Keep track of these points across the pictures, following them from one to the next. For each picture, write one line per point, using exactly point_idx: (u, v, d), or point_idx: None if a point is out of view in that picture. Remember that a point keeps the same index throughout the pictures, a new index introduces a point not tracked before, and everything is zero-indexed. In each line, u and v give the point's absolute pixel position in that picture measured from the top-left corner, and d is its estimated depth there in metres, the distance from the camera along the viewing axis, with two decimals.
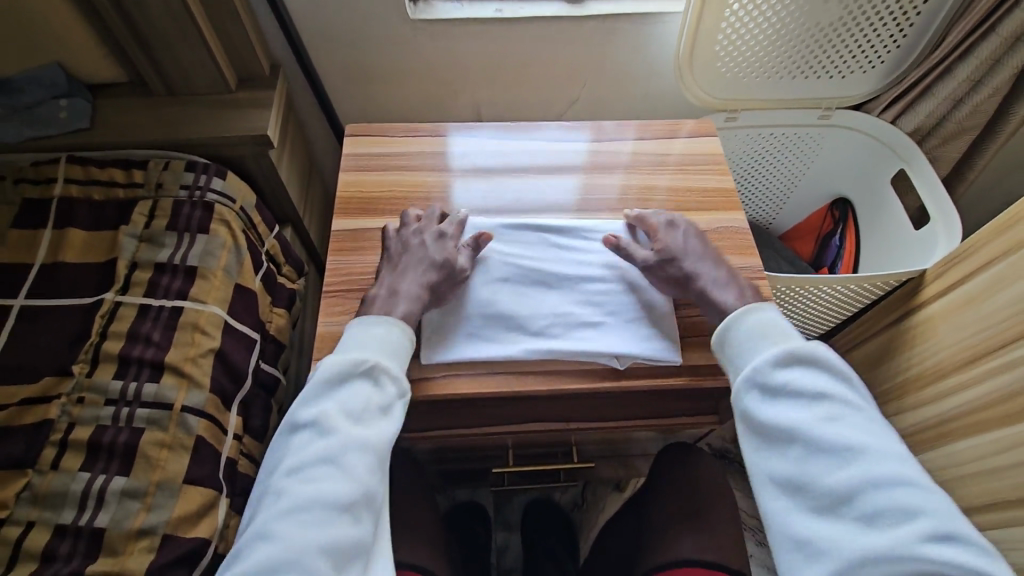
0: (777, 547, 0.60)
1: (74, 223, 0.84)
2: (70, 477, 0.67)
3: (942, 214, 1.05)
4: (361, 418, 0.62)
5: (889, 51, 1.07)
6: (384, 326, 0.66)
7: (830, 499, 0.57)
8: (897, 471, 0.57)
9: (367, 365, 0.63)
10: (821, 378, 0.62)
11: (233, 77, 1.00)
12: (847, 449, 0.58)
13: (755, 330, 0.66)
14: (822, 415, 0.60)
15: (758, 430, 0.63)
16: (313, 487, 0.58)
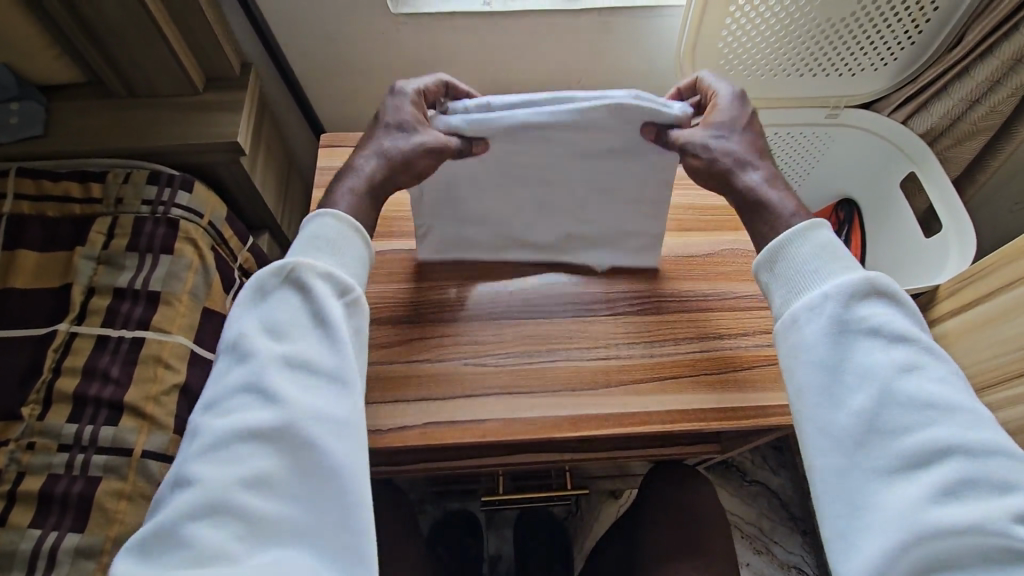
0: (826, 510, 0.50)
1: (25, 244, 0.77)
2: (19, 535, 0.62)
3: (952, 221, 0.99)
4: (287, 334, 0.52)
5: (904, 48, 1.00)
6: (322, 221, 0.57)
7: (906, 460, 0.48)
8: (991, 440, 0.47)
9: (296, 268, 0.53)
10: (900, 320, 0.52)
11: (199, 78, 0.91)
12: (931, 407, 0.48)
13: (822, 251, 0.56)
14: (902, 362, 0.50)
15: (814, 368, 0.52)
16: (231, 418, 0.48)
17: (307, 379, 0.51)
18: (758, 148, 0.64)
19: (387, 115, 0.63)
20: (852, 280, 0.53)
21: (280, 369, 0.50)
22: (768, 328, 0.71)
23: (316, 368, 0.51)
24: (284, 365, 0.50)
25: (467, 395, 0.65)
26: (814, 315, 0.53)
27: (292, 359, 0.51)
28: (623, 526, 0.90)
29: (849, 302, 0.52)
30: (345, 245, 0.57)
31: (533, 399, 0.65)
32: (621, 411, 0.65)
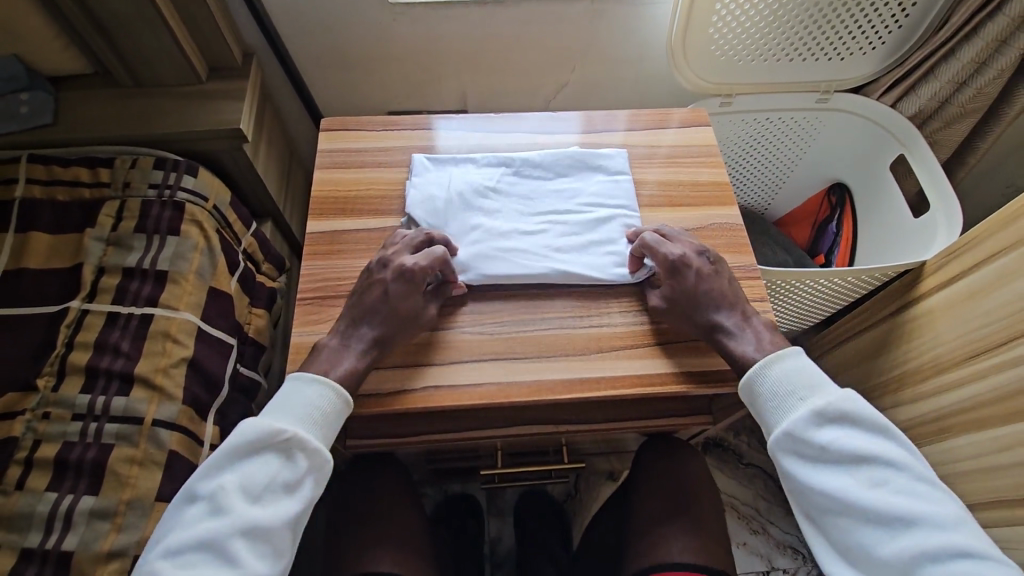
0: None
1: (38, 226, 0.80)
2: (36, 498, 0.65)
3: (941, 201, 1.01)
4: (260, 496, 0.57)
5: (890, 32, 1.02)
6: (318, 389, 0.61)
7: (889, 571, 0.55)
8: (957, 542, 0.54)
9: (286, 436, 0.58)
10: (860, 438, 0.59)
11: (203, 67, 0.94)
12: (897, 520, 0.56)
13: (790, 386, 0.62)
14: (866, 481, 0.58)
15: (798, 494, 0.61)
16: (190, 572, 0.53)
17: (272, 531, 0.56)
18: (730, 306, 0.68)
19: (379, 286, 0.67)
20: (815, 409, 0.60)
21: (248, 521, 0.55)
22: (754, 298, 0.73)
23: (280, 517, 0.57)
24: (250, 517, 0.55)
25: (464, 360, 0.68)
26: (789, 450, 0.61)
27: (260, 513, 0.56)
28: (620, 500, 0.93)
29: (815, 431, 0.60)
30: (332, 419, 0.62)
31: (528, 364, 0.68)
32: (610, 375, 0.67)
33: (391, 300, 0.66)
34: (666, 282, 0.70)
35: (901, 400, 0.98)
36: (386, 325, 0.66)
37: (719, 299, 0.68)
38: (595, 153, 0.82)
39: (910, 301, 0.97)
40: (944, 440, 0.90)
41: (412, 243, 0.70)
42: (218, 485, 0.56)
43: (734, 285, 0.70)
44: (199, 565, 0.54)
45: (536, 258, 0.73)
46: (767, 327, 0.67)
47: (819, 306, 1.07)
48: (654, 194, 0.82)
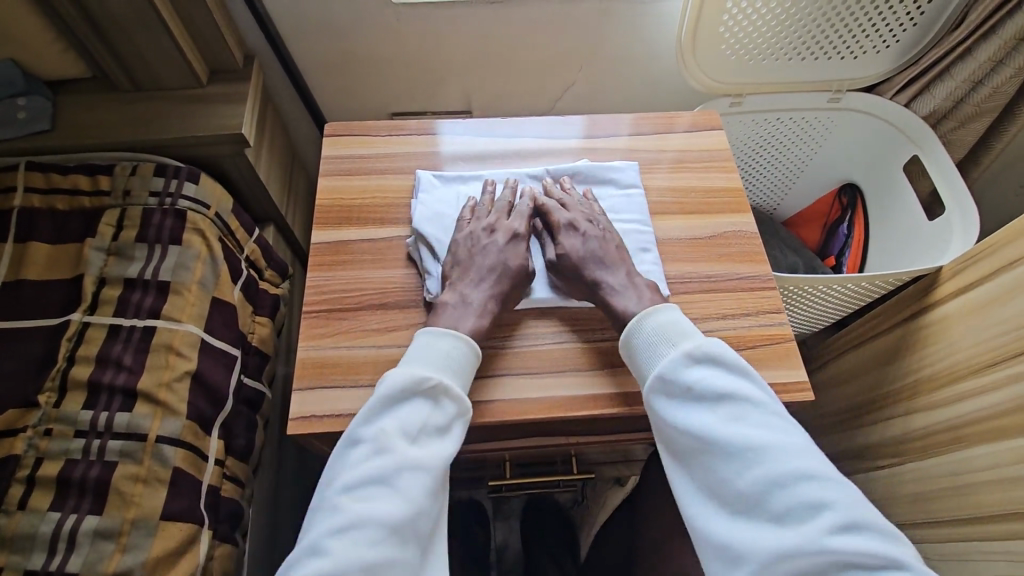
0: (701, 555, 0.57)
1: (36, 236, 0.78)
2: (39, 518, 0.63)
3: (956, 204, 0.99)
4: (418, 438, 0.58)
5: (905, 30, 1.00)
6: (452, 340, 0.63)
7: (742, 501, 0.55)
8: (802, 466, 0.54)
9: (434, 383, 0.60)
10: (721, 377, 0.59)
11: (204, 71, 0.92)
12: (750, 449, 0.55)
13: (656, 334, 0.63)
14: (725, 416, 0.57)
15: (667, 437, 0.60)
16: (366, 506, 0.54)
17: (435, 472, 0.57)
18: (604, 263, 0.70)
19: (476, 255, 0.70)
20: (684, 352, 0.61)
21: (413, 461, 0.56)
22: (770, 309, 0.72)
23: (440, 458, 0.57)
24: (414, 457, 0.56)
25: (472, 376, 0.66)
26: (658, 394, 0.61)
27: (422, 453, 0.57)
28: (629, 511, 0.91)
29: (682, 371, 0.60)
30: (467, 368, 0.63)
31: (538, 381, 0.66)
32: (623, 390, 0.66)
33: (496, 255, 0.69)
34: (562, 235, 0.71)
35: (912, 408, 0.96)
36: (500, 277, 0.68)
37: (605, 259, 0.70)
38: (604, 166, 0.81)
39: (925, 307, 0.95)
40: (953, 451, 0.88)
41: (504, 207, 0.74)
42: (383, 427, 0.57)
43: (622, 250, 0.72)
44: (371, 500, 0.54)
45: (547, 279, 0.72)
46: (649, 286, 0.69)
47: (831, 311, 1.05)
48: (666, 202, 0.80)
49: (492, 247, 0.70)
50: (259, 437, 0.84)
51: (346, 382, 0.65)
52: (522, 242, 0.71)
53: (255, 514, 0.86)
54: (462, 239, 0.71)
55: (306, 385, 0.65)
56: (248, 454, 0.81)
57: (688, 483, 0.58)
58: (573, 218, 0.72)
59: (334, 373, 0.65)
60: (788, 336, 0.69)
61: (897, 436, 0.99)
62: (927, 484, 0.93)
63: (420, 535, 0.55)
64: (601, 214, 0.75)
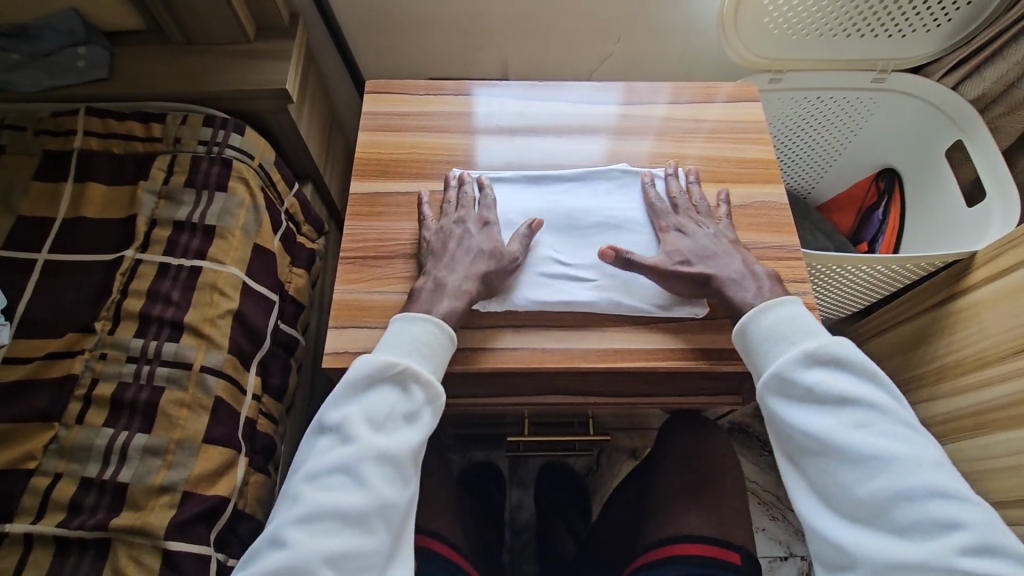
0: (811, 553, 0.58)
1: (94, 177, 0.83)
2: (94, 433, 0.69)
3: (999, 190, 0.96)
4: (383, 426, 0.57)
5: (958, 8, 0.97)
6: (422, 326, 0.62)
7: (862, 509, 0.54)
8: (935, 482, 0.53)
9: (397, 369, 0.59)
10: (846, 381, 0.58)
11: (252, 27, 0.95)
12: (877, 458, 0.55)
13: (775, 328, 0.62)
14: (850, 421, 0.57)
15: (783, 435, 0.60)
16: (330, 496, 0.54)
17: (403, 462, 0.57)
18: (720, 260, 0.69)
19: (461, 242, 0.70)
20: (806, 351, 0.59)
21: (378, 450, 0.56)
22: (796, 278, 0.72)
23: (405, 445, 0.57)
24: (379, 446, 0.56)
25: (502, 325, 0.69)
26: (773, 389, 0.60)
27: (387, 441, 0.57)
28: (641, 475, 0.93)
29: (804, 371, 0.59)
30: (440, 352, 0.62)
31: (562, 335, 0.69)
32: (644, 346, 0.69)
33: (470, 242, 0.70)
34: (668, 235, 0.72)
35: (936, 392, 0.95)
36: (480, 255, 0.69)
37: (718, 254, 0.70)
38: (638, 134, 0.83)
39: (958, 291, 0.93)
40: (978, 435, 0.87)
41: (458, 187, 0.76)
42: (345, 416, 0.57)
43: (737, 245, 0.72)
44: (344, 487, 0.55)
45: (579, 286, 0.71)
46: (769, 275, 0.68)
47: (858, 293, 1.05)
48: (698, 170, 0.80)
49: (464, 234, 0.71)
50: (292, 379, 0.88)
51: (379, 323, 0.68)
52: (495, 229, 0.72)
53: (286, 453, 0.92)
54: (430, 233, 0.72)
55: (341, 325, 0.68)
56: (282, 394, 0.86)
57: (805, 482, 0.58)
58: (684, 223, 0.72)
59: (367, 315, 0.69)
60: (811, 305, 0.70)
61: (917, 420, 0.99)
62: None
63: (393, 528, 0.56)
64: (725, 225, 0.74)
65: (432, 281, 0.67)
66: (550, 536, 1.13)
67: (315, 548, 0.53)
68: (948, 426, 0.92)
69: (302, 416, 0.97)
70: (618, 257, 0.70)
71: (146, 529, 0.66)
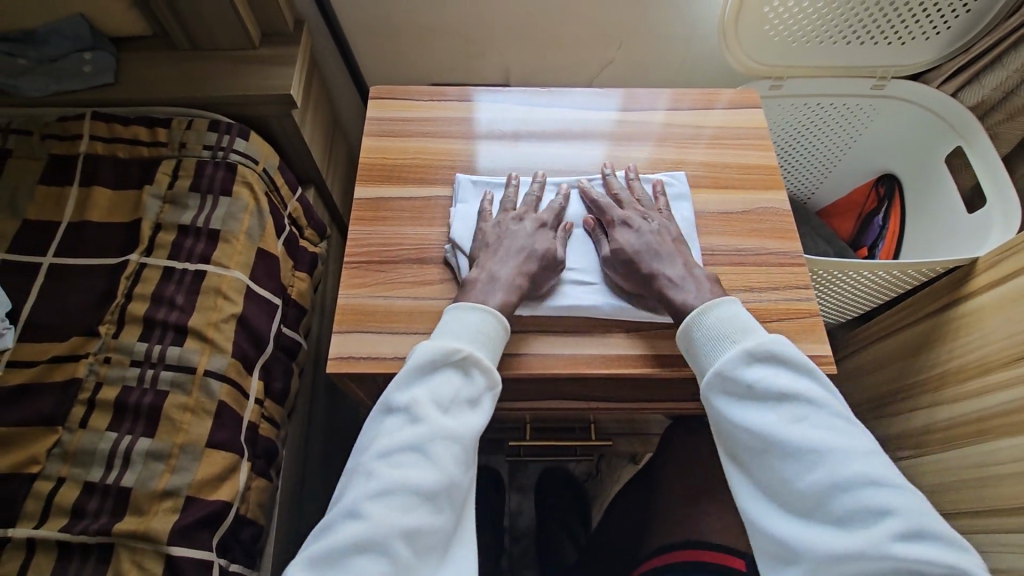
0: (757, 550, 0.57)
1: (99, 182, 0.83)
2: (98, 437, 0.69)
3: (999, 196, 0.97)
4: (450, 408, 0.58)
5: (957, 16, 0.97)
6: (482, 315, 0.63)
7: (805, 502, 0.55)
8: (869, 471, 0.54)
9: (461, 355, 0.60)
10: (784, 377, 0.59)
11: (257, 33, 0.96)
12: (815, 451, 0.55)
13: (715, 329, 0.63)
14: (788, 416, 0.57)
15: (726, 434, 0.60)
16: (403, 472, 0.55)
17: (469, 443, 0.58)
18: (663, 258, 0.69)
19: (511, 238, 0.71)
20: (744, 349, 0.60)
21: (448, 430, 0.57)
22: (799, 284, 0.73)
23: (470, 427, 0.58)
24: (448, 426, 0.57)
25: (507, 330, 0.70)
26: (715, 389, 0.60)
27: (454, 423, 0.58)
28: (643, 480, 0.93)
29: (743, 368, 0.59)
30: (496, 342, 0.64)
31: (565, 340, 0.69)
32: (647, 351, 0.69)
33: (523, 238, 0.71)
34: (616, 231, 0.72)
35: (938, 398, 0.95)
36: (528, 251, 0.69)
37: (660, 252, 0.70)
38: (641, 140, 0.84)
39: (959, 297, 0.93)
40: (980, 441, 0.87)
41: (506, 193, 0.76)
42: (413, 397, 0.58)
43: (680, 243, 0.72)
44: (413, 465, 0.55)
45: (596, 290, 0.71)
46: (709, 279, 0.68)
47: (859, 299, 1.05)
48: (700, 176, 0.81)
49: (519, 230, 0.72)
50: (295, 383, 0.88)
51: (383, 328, 0.68)
52: (550, 230, 0.73)
53: (288, 458, 0.92)
54: (484, 228, 0.72)
55: (345, 329, 0.68)
56: (285, 398, 0.86)
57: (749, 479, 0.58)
58: (630, 216, 0.73)
59: (371, 320, 0.69)
60: (814, 311, 0.70)
61: (920, 426, 0.99)
62: (950, 475, 0.92)
63: (457, 507, 0.57)
64: (669, 218, 0.74)
65: (482, 275, 0.68)
66: (552, 542, 1.12)
67: (388, 522, 0.53)
68: (950, 433, 0.92)
69: (304, 420, 0.97)
70: (595, 227, 0.75)
71: (149, 533, 0.66)
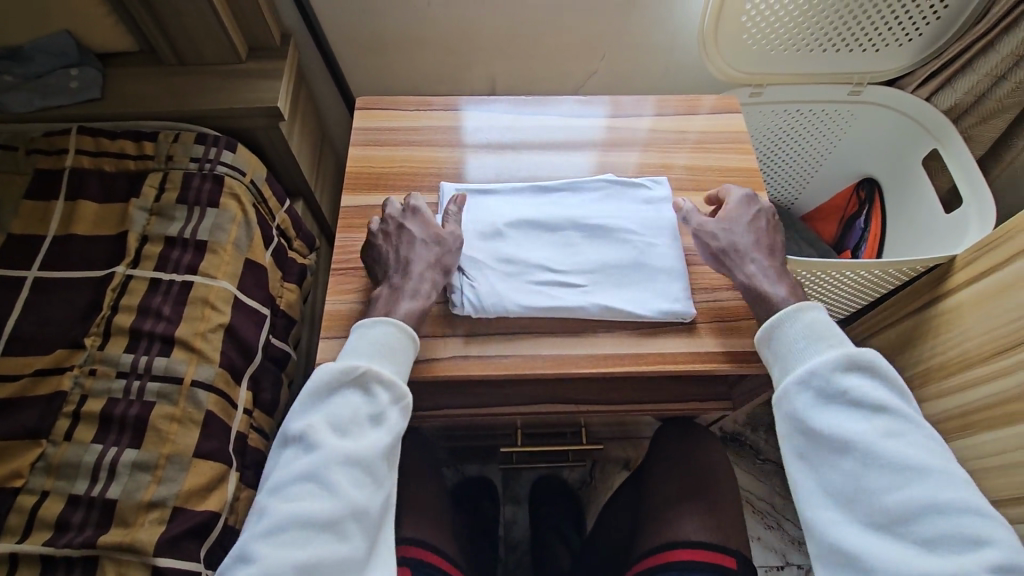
0: (820, 558, 0.57)
1: (85, 195, 0.84)
2: (83, 449, 0.68)
3: (974, 195, 0.99)
4: (348, 430, 0.59)
5: (928, 23, 1.00)
6: (382, 328, 0.63)
7: (888, 518, 0.54)
8: (965, 498, 0.53)
9: (358, 372, 0.60)
10: (882, 389, 0.58)
11: (244, 47, 0.97)
12: (908, 468, 0.55)
13: (811, 329, 0.62)
14: (883, 429, 0.56)
15: (804, 438, 0.59)
16: (298, 504, 0.56)
17: (372, 464, 0.58)
18: (769, 250, 0.70)
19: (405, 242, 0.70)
20: (844, 355, 0.59)
21: (345, 454, 0.57)
22: None
23: (372, 447, 0.58)
24: (346, 450, 0.57)
25: (494, 333, 0.70)
26: (806, 386, 0.59)
27: (353, 444, 0.58)
28: (634, 484, 0.94)
29: (840, 374, 0.58)
30: (402, 352, 0.63)
31: (552, 342, 0.70)
32: (634, 351, 0.69)
33: (413, 240, 0.70)
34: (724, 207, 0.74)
35: (924, 395, 0.97)
36: (426, 253, 0.70)
37: (765, 245, 0.71)
38: (624, 146, 0.85)
39: (939, 294, 0.95)
40: (965, 436, 0.88)
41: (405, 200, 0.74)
42: (309, 423, 0.58)
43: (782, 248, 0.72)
44: (311, 494, 0.56)
45: (577, 293, 0.72)
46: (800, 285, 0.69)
47: (844, 299, 1.06)
48: (683, 179, 0.82)
49: (404, 232, 0.71)
50: (284, 393, 0.88)
51: None
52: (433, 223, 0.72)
53: None
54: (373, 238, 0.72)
55: (332, 335, 0.69)
56: (273, 409, 0.85)
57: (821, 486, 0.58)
58: (749, 198, 0.74)
59: None
60: None
61: None
62: None
63: (368, 532, 0.57)
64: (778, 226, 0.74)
65: (387, 286, 0.68)
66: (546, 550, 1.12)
67: (287, 558, 0.53)
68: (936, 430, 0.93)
69: None
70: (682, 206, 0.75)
71: (135, 545, 0.65)
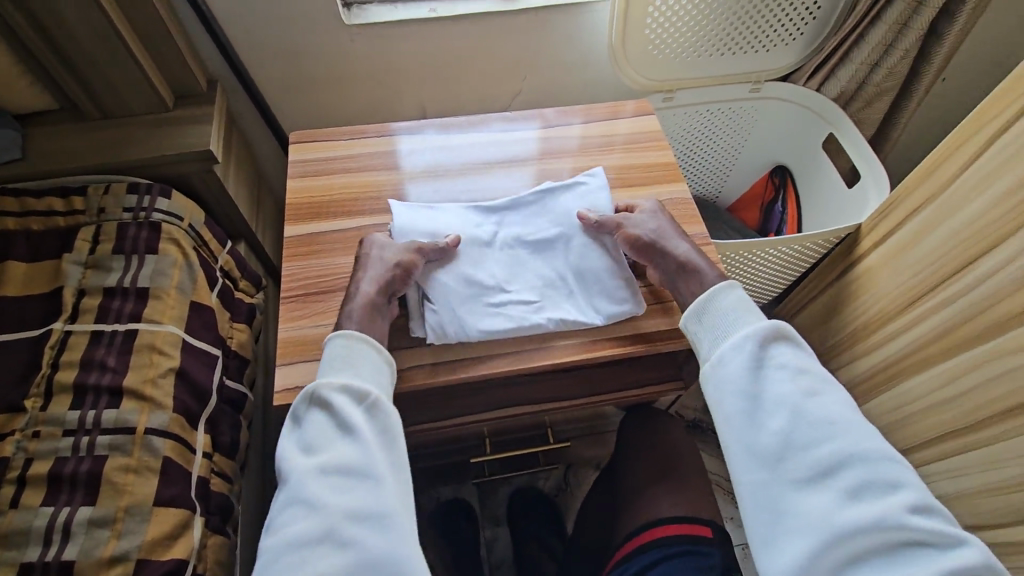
0: (756, 519, 0.59)
1: (13, 255, 0.81)
2: (33, 513, 0.65)
3: (869, 168, 1.10)
4: (330, 442, 0.60)
5: (807, 23, 1.11)
6: (326, 345, 0.66)
7: (815, 472, 0.58)
8: (880, 448, 0.58)
9: (306, 392, 0.62)
10: (801, 357, 0.64)
11: (170, 94, 0.97)
12: (831, 423, 0.59)
13: (734, 305, 0.68)
14: (806, 389, 0.62)
15: (733, 404, 0.63)
16: (303, 524, 0.56)
17: (357, 469, 0.58)
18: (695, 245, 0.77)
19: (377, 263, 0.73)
20: (766, 326, 0.65)
21: (339, 466, 0.58)
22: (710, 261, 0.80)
23: (371, 457, 0.59)
24: (349, 461, 0.58)
25: (449, 340, 0.72)
26: (737, 354, 0.65)
27: (346, 455, 0.58)
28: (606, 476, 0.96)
29: (767, 343, 0.64)
30: (348, 356, 0.64)
31: (506, 342, 0.73)
32: (584, 340, 0.73)
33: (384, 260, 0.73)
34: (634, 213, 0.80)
35: (855, 354, 1.04)
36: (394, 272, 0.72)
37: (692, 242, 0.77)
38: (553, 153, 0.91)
39: (853, 260, 1.04)
40: (894, 385, 0.96)
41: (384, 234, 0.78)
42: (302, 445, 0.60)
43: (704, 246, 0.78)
44: (302, 514, 0.56)
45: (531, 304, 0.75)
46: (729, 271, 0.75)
47: (772, 277, 1.15)
48: (611, 178, 0.88)
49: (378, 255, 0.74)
50: (244, 434, 0.86)
51: None
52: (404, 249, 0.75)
53: (246, 513, 0.89)
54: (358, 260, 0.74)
55: (288, 361, 0.69)
56: (234, 451, 0.83)
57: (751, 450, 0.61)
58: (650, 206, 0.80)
59: (315, 349, 0.70)
60: None
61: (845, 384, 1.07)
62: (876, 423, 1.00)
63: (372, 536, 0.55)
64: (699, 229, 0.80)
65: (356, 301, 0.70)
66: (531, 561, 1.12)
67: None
68: (870, 384, 1.01)
69: (257, 475, 0.94)
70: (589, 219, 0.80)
71: None
